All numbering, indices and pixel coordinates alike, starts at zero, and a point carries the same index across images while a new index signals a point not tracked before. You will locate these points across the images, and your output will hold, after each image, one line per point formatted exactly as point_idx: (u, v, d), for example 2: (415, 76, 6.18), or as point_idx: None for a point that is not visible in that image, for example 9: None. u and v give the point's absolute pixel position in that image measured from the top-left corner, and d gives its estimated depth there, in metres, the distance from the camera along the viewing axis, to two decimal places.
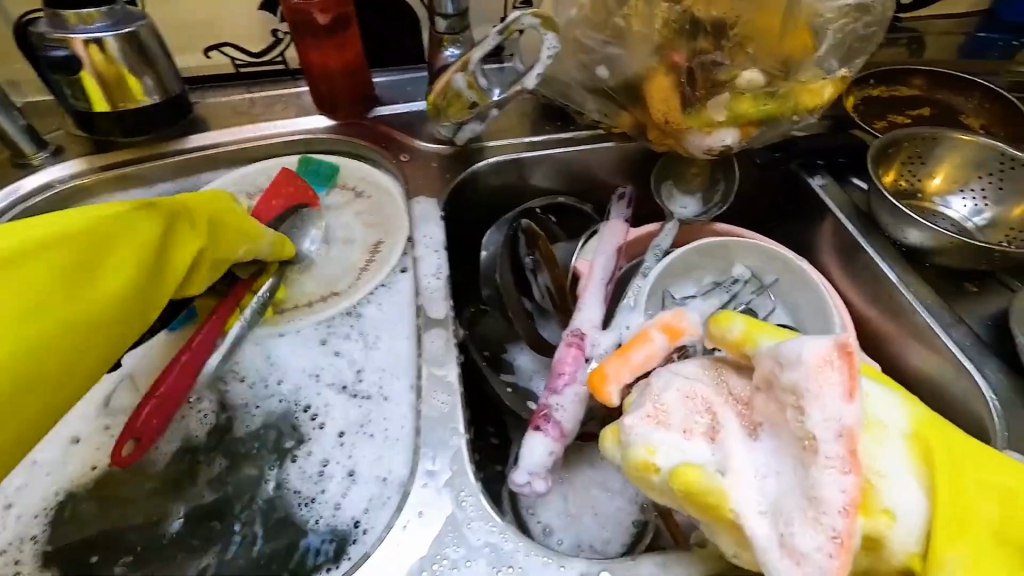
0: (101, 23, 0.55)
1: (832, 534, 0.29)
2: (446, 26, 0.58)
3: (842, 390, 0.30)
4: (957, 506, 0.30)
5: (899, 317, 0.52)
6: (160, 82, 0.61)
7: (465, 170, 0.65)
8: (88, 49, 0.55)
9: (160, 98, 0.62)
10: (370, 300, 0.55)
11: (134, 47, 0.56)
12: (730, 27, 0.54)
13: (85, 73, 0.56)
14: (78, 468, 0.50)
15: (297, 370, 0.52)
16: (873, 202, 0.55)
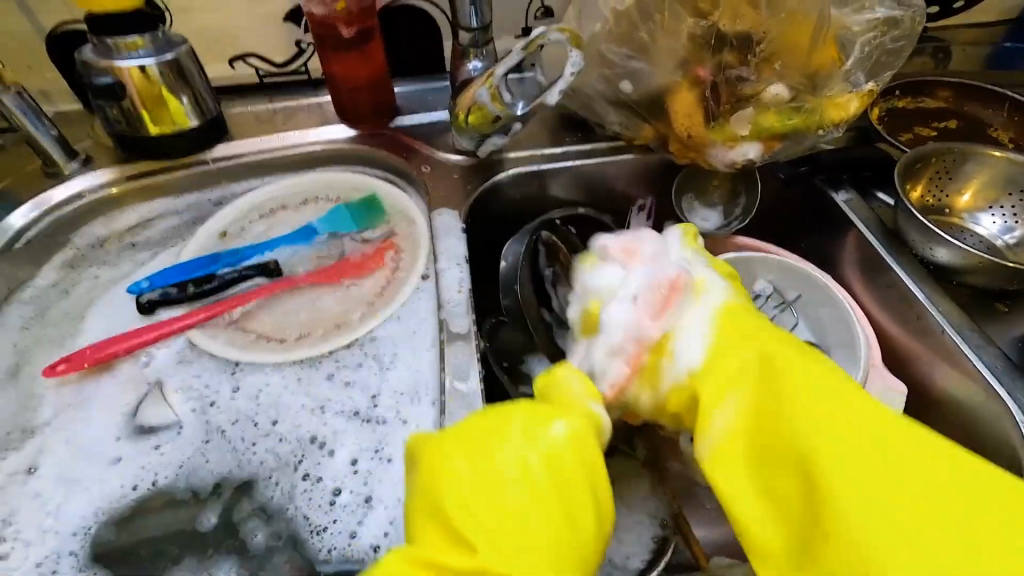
0: (144, 50, 0.56)
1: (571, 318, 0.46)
2: (469, 40, 0.58)
3: (652, 309, 0.41)
4: (730, 352, 0.38)
5: (926, 337, 0.51)
6: (199, 102, 0.61)
7: (486, 182, 0.65)
8: (131, 74, 0.56)
9: (198, 120, 0.62)
10: (380, 325, 0.53)
11: (175, 72, 0.57)
12: (757, 43, 0.55)
13: (128, 97, 0.57)
14: (113, 488, 0.45)
15: (298, 407, 0.49)
16: (901, 220, 0.55)
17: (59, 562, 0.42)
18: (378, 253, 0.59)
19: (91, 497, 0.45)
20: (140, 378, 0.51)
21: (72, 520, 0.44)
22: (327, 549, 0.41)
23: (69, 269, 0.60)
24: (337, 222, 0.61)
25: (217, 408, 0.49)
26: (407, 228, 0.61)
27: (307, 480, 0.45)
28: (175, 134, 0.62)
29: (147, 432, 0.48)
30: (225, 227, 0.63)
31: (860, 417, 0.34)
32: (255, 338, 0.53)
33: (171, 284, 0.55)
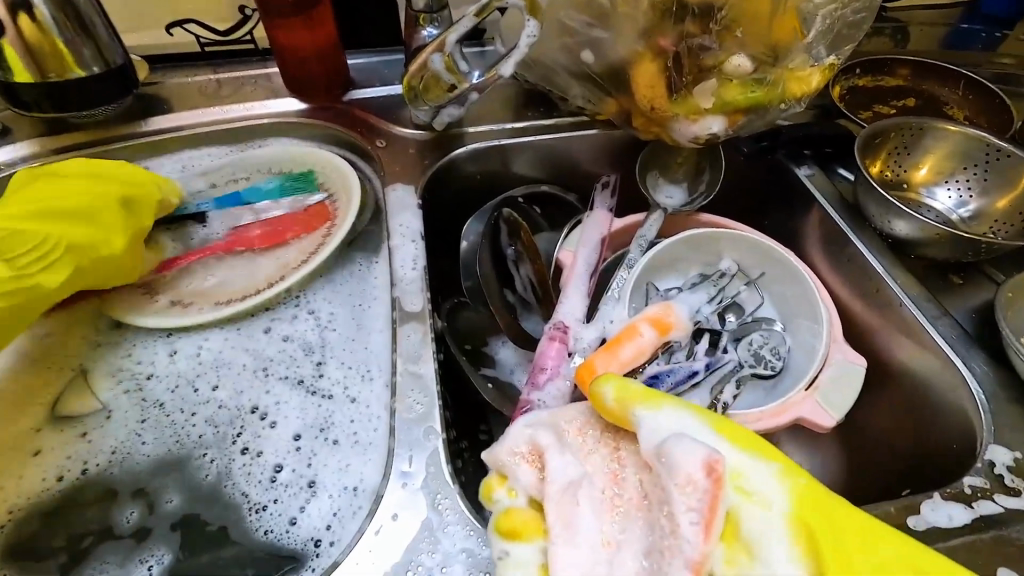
0: None
1: None
2: (423, 5, 0.55)
3: (703, 525, 0.29)
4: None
5: (886, 310, 0.51)
6: (99, 52, 0.56)
7: (443, 157, 0.62)
8: (15, 14, 0.51)
9: (100, 69, 0.57)
10: (323, 285, 0.51)
11: (67, 12, 0.53)
12: (718, 10, 0.52)
13: (14, 41, 0.52)
14: (36, 484, 0.41)
15: (239, 369, 0.46)
16: (860, 193, 0.54)
17: None
18: (309, 223, 0.56)
19: (10, 495, 0.41)
20: (66, 363, 0.47)
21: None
22: (262, 529, 0.39)
23: None
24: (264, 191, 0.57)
25: (152, 382, 0.46)
26: (342, 198, 0.57)
27: (246, 453, 0.42)
28: (72, 87, 0.56)
29: (73, 421, 0.44)
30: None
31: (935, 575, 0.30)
32: (179, 308, 0.49)
33: None
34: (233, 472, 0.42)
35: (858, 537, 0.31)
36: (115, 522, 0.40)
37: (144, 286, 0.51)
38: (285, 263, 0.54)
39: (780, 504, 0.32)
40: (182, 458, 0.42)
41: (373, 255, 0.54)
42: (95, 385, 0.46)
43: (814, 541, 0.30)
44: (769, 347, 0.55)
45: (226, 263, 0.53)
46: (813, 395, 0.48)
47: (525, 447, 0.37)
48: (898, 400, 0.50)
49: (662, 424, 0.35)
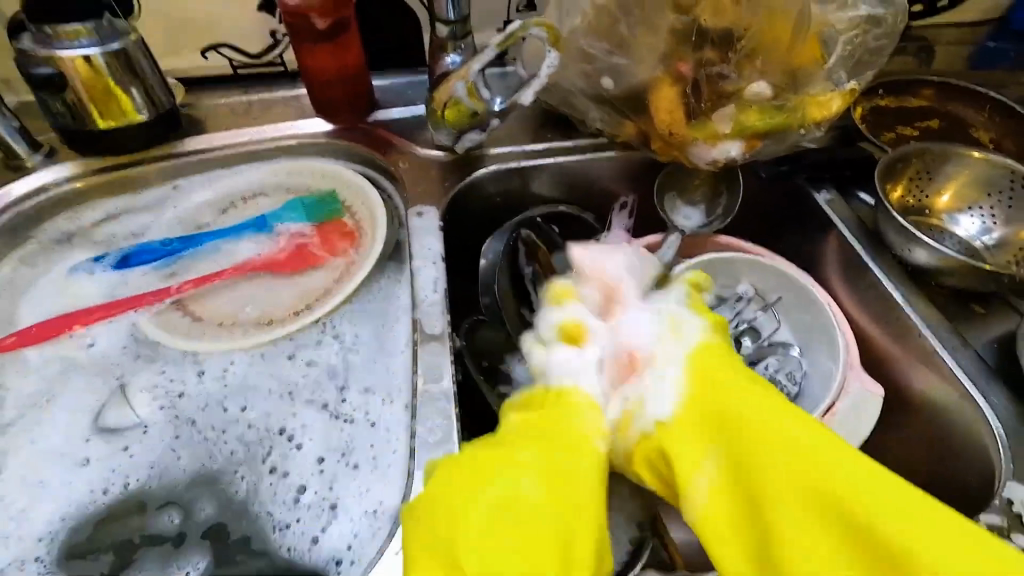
0: (86, 40, 0.53)
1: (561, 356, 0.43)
2: (447, 32, 0.57)
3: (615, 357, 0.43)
4: (709, 405, 0.37)
5: (905, 339, 0.51)
6: (150, 97, 0.59)
7: (464, 179, 0.64)
8: (75, 66, 0.53)
9: (150, 113, 0.60)
10: (350, 307, 0.53)
11: (122, 63, 0.55)
12: (738, 39, 0.54)
13: (73, 89, 0.55)
14: (81, 494, 0.43)
15: (266, 390, 0.48)
16: (880, 220, 0.54)
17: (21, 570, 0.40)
18: (333, 243, 0.59)
19: (60, 505, 0.43)
20: (106, 376, 0.49)
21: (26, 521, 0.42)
22: (287, 548, 0.41)
23: (24, 265, 0.57)
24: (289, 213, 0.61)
25: (186, 398, 0.48)
26: (366, 224, 0.60)
27: (273, 473, 0.44)
28: (122, 130, 0.60)
29: (112, 436, 0.46)
30: (206, 211, 0.63)
31: (831, 467, 0.32)
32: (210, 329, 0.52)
33: (154, 264, 0.57)
34: (261, 490, 0.43)
35: (729, 392, 0.37)
36: (153, 528, 0.42)
37: (175, 304, 0.54)
38: (307, 285, 0.56)
39: (680, 354, 0.41)
40: (214, 475, 0.44)
41: (395, 275, 0.55)
42: (134, 401, 0.48)
43: (702, 375, 0.39)
44: (785, 373, 0.55)
45: (252, 281, 0.56)
46: (829, 422, 0.48)
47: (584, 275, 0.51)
48: (916, 430, 0.50)
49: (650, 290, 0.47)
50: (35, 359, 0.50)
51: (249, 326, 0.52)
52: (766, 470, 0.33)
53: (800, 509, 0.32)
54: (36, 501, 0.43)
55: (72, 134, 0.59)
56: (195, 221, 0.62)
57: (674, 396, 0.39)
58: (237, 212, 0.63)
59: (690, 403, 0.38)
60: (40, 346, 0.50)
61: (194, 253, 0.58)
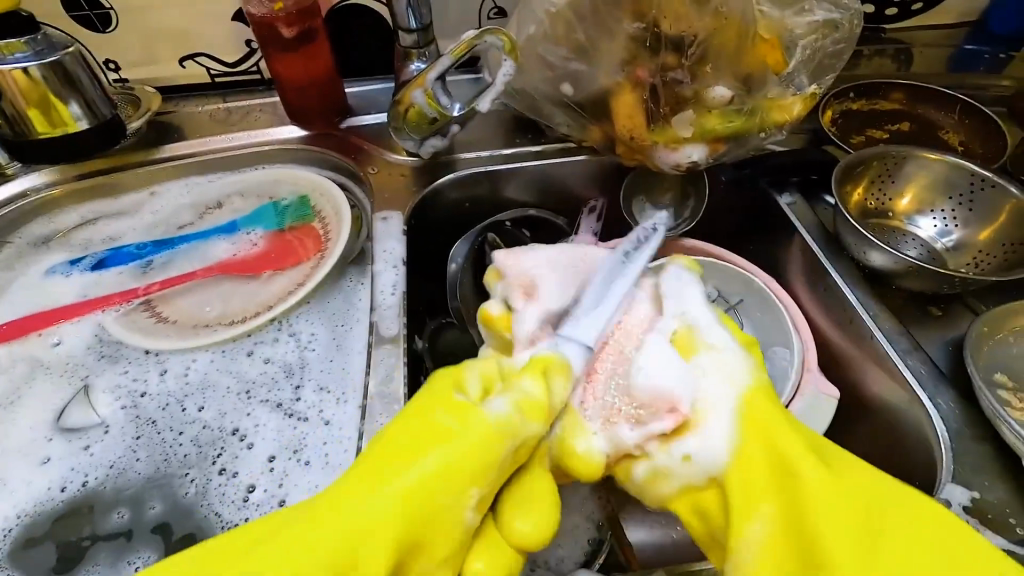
0: (22, 53, 0.54)
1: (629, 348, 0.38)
2: (411, 41, 0.58)
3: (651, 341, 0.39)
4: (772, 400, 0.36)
5: (860, 341, 0.51)
6: (90, 108, 0.59)
7: (430, 184, 0.65)
8: (11, 77, 0.54)
9: (91, 123, 0.60)
10: (311, 310, 0.54)
11: (60, 75, 0.56)
12: (689, 44, 0.54)
13: (10, 100, 0.56)
14: (39, 490, 0.45)
15: (224, 390, 0.49)
16: (838, 224, 0.54)
17: None
18: (300, 248, 0.60)
19: (16, 502, 0.44)
20: (72, 374, 0.51)
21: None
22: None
23: (1, 268, 0.58)
24: (262, 220, 0.63)
25: (146, 399, 0.49)
26: (335, 228, 0.61)
27: (222, 474, 0.45)
28: (61, 142, 0.60)
29: (73, 434, 0.47)
30: (180, 214, 0.64)
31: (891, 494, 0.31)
32: (174, 331, 0.53)
33: (124, 266, 0.58)
34: (209, 490, 0.44)
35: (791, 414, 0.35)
36: (102, 527, 0.43)
37: (143, 304, 0.56)
38: (273, 287, 0.57)
39: (740, 381, 0.35)
40: (168, 474, 0.45)
41: (358, 279, 0.57)
42: (98, 400, 0.49)
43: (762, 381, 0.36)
44: None
45: (218, 283, 0.58)
46: None
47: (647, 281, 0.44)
48: (870, 432, 0.50)
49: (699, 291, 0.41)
50: (4, 357, 0.51)
51: (212, 327, 0.53)
52: (842, 466, 0.33)
53: (857, 526, 0.30)
54: None
55: (17, 145, 0.60)
56: (168, 225, 0.63)
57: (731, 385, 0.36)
58: (212, 216, 0.64)
59: (751, 410, 0.34)
60: (9, 344, 0.52)
61: (166, 255, 0.60)
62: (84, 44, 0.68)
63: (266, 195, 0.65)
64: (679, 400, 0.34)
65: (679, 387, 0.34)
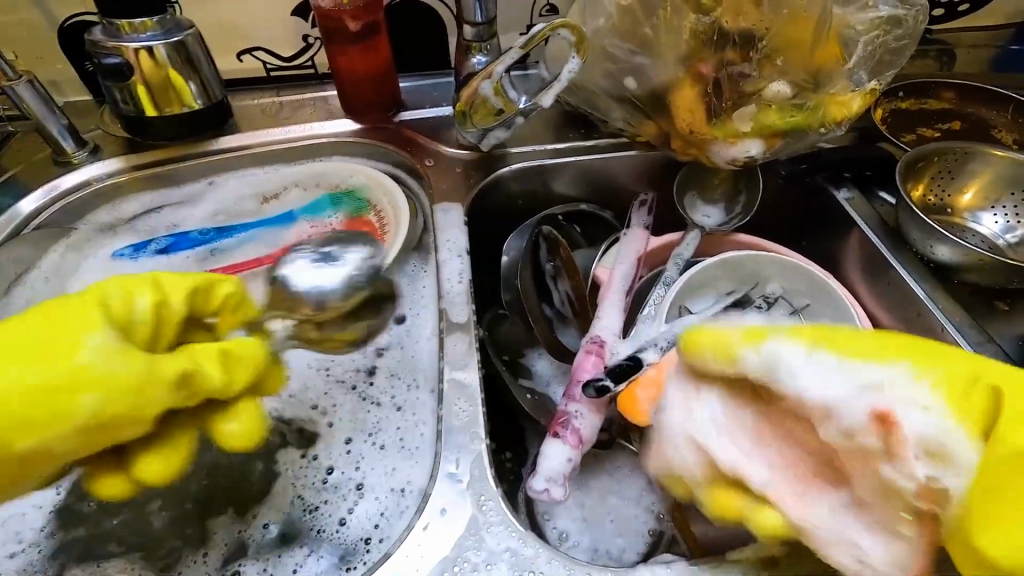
0: (152, 32, 0.57)
1: (850, 417, 0.30)
2: (473, 34, 0.59)
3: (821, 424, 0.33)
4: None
5: (928, 335, 0.51)
6: (205, 87, 0.63)
7: (488, 176, 0.66)
8: (139, 56, 0.57)
9: (205, 101, 0.64)
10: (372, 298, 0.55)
11: (181, 54, 0.58)
12: (759, 39, 0.54)
13: (135, 79, 0.58)
14: None
15: (303, 366, 0.51)
16: (901, 216, 0.55)
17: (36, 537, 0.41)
18: (354, 236, 0.61)
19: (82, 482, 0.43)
20: None
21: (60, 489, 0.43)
22: (316, 528, 0.42)
23: (69, 252, 0.59)
24: (313, 210, 0.64)
25: None
26: (390, 219, 0.62)
27: (303, 458, 0.45)
28: (180, 118, 0.63)
29: None
30: (243, 202, 0.66)
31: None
32: None
33: (183, 251, 0.59)
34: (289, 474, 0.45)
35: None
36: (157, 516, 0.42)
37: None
38: None
39: (937, 406, 0.29)
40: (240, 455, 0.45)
41: (420, 267, 0.58)
42: None
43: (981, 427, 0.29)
44: None
45: None
46: None
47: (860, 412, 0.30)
48: None
49: (814, 368, 0.32)
50: None
51: None
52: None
53: None
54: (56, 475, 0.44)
55: (134, 121, 0.62)
56: (230, 215, 0.64)
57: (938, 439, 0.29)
58: (270, 206, 0.65)
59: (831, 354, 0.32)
60: None
61: (227, 241, 0.61)
62: None
63: (320, 187, 0.66)
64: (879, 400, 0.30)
65: (851, 400, 0.31)
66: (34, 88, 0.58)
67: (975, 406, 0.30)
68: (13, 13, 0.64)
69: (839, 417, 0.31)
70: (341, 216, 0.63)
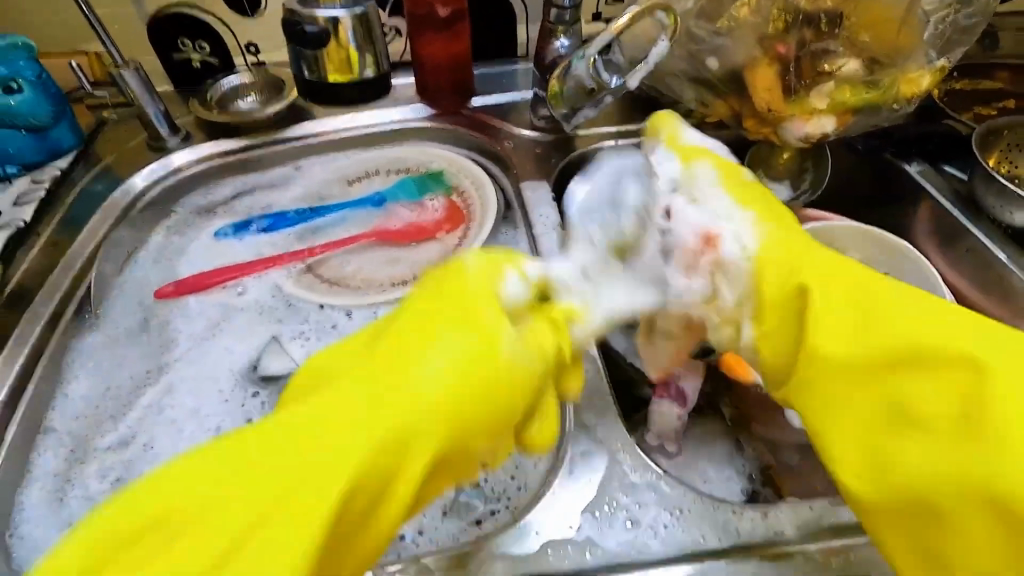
0: (341, 4, 0.63)
1: (696, 233, 0.35)
2: (558, 18, 0.61)
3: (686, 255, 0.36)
4: (780, 301, 0.34)
5: (1007, 299, 0.55)
6: (375, 58, 0.69)
7: (568, 156, 0.68)
8: (328, 27, 0.63)
9: (373, 72, 0.69)
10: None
11: (363, 27, 0.64)
12: (843, 18, 0.57)
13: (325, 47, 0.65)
14: (246, 431, 0.46)
15: None
16: (976, 185, 0.58)
17: None
18: (448, 218, 0.63)
19: (223, 438, 0.45)
20: (262, 325, 0.53)
21: (209, 444, 0.45)
22: None
23: (173, 233, 0.61)
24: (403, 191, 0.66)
25: (341, 340, 0.52)
26: (476, 201, 0.64)
27: None
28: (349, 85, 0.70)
29: (272, 382, 0.49)
30: (330, 185, 0.68)
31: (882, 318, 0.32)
32: (347, 289, 0.56)
33: (282, 232, 0.62)
34: None
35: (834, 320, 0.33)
36: None
37: (307, 266, 0.59)
38: (431, 250, 0.61)
39: (752, 251, 0.35)
40: None
41: (513, 241, 0.60)
42: (286, 350, 0.51)
43: (783, 291, 0.34)
44: None
45: (376, 247, 0.61)
46: None
47: (698, 233, 0.35)
48: None
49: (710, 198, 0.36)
50: (193, 304, 0.54)
51: (384, 286, 0.57)
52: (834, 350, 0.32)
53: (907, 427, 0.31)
54: (196, 433, 0.45)
55: (319, 86, 0.69)
56: (321, 196, 0.67)
57: (748, 258, 0.35)
58: (356, 187, 0.68)
59: (787, 249, 0.35)
60: (189, 299, 0.54)
61: (324, 221, 0.63)
62: (230, 27, 0.70)
63: (404, 170, 0.69)
64: (712, 227, 0.35)
65: (700, 220, 0.36)
66: (139, 75, 0.61)
67: (785, 280, 0.34)
68: (107, 4, 0.67)
69: (679, 224, 0.36)
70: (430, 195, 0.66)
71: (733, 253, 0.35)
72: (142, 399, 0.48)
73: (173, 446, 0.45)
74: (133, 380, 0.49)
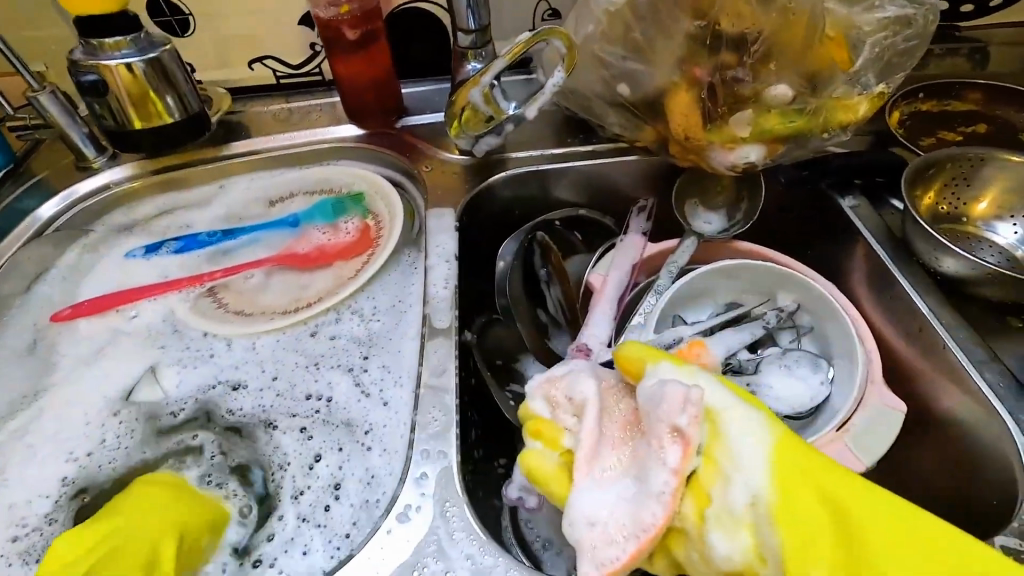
0: (127, 50, 0.59)
1: (668, 466, 0.33)
2: (469, 42, 0.59)
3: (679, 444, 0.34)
4: (806, 479, 0.34)
5: (929, 352, 0.50)
6: (181, 101, 0.64)
7: (482, 182, 0.66)
8: (117, 73, 0.59)
9: (181, 116, 0.65)
10: (362, 300, 0.57)
11: (157, 70, 0.60)
12: (752, 42, 0.52)
13: (112, 95, 0.60)
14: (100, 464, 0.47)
15: (294, 363, 0.52)
16: (907, 227, 0.53)
17: (31, 515, 0.44)
18: (356, 243, 0.62)
19: (76, 466, 0.47)
20: (145, 352, 0.53)
21: (59, 470, 0.46)
22: (294, 517, 0.44)
23: (85, 252, 0.62)
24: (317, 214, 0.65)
25: (219, 369, 0.52)
26: (386, 226, 0.63)
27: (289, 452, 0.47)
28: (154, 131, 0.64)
29: (138, 412, 0.50)
30: (250, 206, 0.68)
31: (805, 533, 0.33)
32: (238, 316, 0.56)
33: (190, 254, 0.62)
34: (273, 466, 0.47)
35: (831, 489, 0.33)
36: None
37: (206, 290, 0.58)
38: (331, 277, 0.60)
39: (763, 448, 0.35)
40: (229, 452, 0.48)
41: (413, 267, 0.59)
42: (160, 380, 0.52)
43: (784, 479, 0.33)
44: None
45: (278, 271, 0.61)
46: (844, 437, 0.47)
47: (682, 413, 0.34)
48: (941, 446, 0.48)
49: (735, 428, 0.35)
50: (85, 329, 0.55)
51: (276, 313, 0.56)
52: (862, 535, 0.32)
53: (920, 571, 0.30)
54: (51, 463, 0.47)
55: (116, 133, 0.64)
56: (238, 217, 0.67)
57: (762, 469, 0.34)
58: (276, 208, 0.68)
59: (783, 460, 0.34)
60: (81, 323, 0.55)
61: (233, 243, 0.63)
62: None
63: (322, 191, 0.68)
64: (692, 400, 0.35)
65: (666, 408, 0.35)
66: (56, 98, 0.62)
67: (787, 475, 0.34)
68: (42, 28, 0.69)
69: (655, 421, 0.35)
70: (342, 218, 0.65)
71: (738, 471, 0.34)
72: (12, 424, 0.49)
73: (29, 475, 0.46)
74: (9, 404, 0.50)
